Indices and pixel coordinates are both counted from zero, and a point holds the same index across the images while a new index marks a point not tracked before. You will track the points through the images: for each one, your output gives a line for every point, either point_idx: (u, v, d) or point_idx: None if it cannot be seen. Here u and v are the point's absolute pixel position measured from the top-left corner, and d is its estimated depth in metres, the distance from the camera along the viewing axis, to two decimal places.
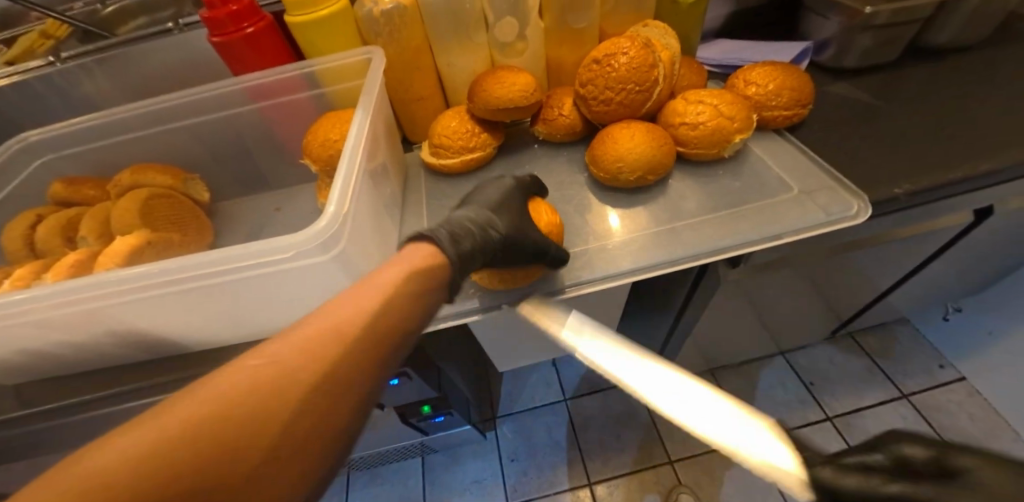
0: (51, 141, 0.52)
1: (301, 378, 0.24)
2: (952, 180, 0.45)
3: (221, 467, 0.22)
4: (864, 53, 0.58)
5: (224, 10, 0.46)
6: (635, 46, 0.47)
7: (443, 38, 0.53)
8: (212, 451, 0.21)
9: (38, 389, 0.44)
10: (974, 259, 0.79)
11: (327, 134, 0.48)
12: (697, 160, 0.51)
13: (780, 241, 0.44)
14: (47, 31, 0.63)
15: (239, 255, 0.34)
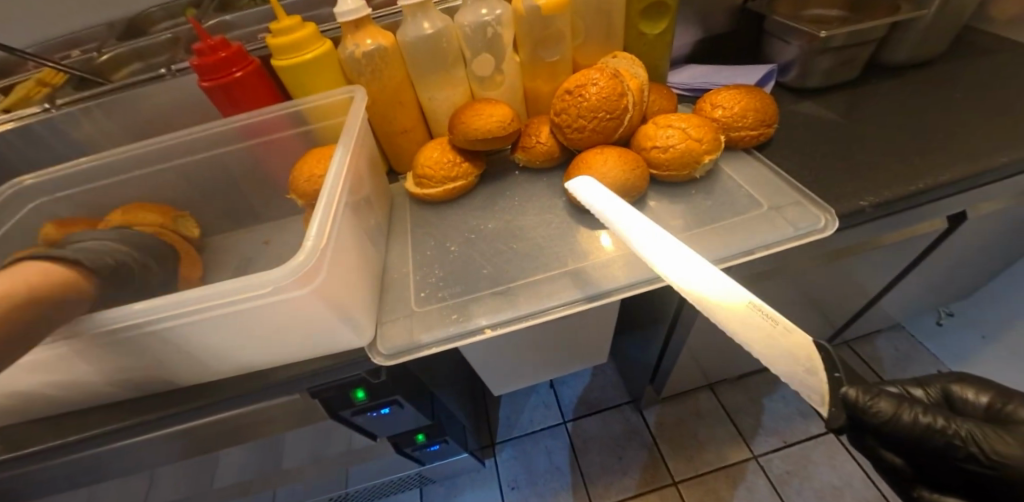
0: (46, 185, 0.53)
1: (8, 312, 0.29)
2: (919, 190, 0.47)
3: None
4: (825, 73, 0.61)
5: (212, 57, 0.49)
6: (605, 77, 0.49)
7: (423, 75, 0.55)
8: None
9: (22, 432, 0.44)
10: (956, 265, 0.81)
11: (312, 171, 0.49)
12: (671, 181, 0.53)
13: (753, 256, 0.45)
14: (43, 79, 0.66)
15: (222, 292, 0.35)
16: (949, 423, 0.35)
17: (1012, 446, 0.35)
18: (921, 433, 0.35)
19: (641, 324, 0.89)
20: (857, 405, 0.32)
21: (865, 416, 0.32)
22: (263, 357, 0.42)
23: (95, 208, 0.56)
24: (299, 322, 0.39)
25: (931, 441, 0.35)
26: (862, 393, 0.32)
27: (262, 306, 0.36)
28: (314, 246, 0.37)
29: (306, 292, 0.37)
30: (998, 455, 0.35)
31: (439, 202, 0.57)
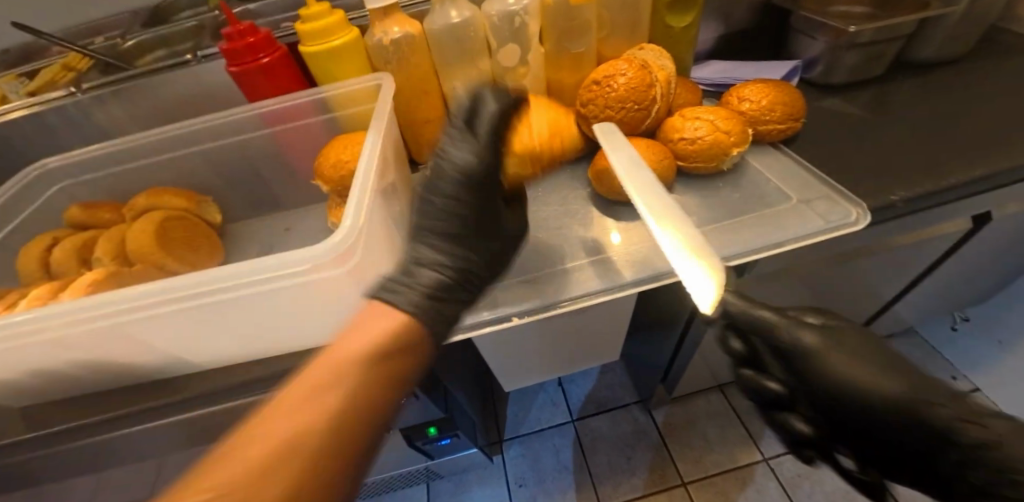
0: (70, 168, 0.54)
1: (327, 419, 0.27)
2: (950, 186, 0.46)
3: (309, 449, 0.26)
4: (851, 69, 0.61)
5: (241, 42, 0.49)
6: (633, 68, 0.49)
7: (449, 64, 0.55)
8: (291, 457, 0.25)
9: (47, 411, 0.44)
10: (976, 267, 0.80)
11: (338, 156, 0.49)
12: (696, 173, 0.52)
13: (782, 248, 0.45)
14: (68, 63, 0.67)
15: (253, 269, 0.35)
16: (793, 329, 0.37)
17: (836, 352, 0.36)
18: (763, 327, 0.37)
19: (654, 322, 0.88)
20: (735, 307, 0.38)
21: (741, 319, 0.38)
22: (289, 340, 0.42)
23: (118, 191, 0.57)
24: (330, 303, 0.39)
25: (773, 335, 0.37)
26: (736, 299, 0.39)
27: (297, 285, 0.36)
28: (349, 225, 0.37)
29: (339, 272, 0.37)
30: (821, 351, 0.36)
31: None
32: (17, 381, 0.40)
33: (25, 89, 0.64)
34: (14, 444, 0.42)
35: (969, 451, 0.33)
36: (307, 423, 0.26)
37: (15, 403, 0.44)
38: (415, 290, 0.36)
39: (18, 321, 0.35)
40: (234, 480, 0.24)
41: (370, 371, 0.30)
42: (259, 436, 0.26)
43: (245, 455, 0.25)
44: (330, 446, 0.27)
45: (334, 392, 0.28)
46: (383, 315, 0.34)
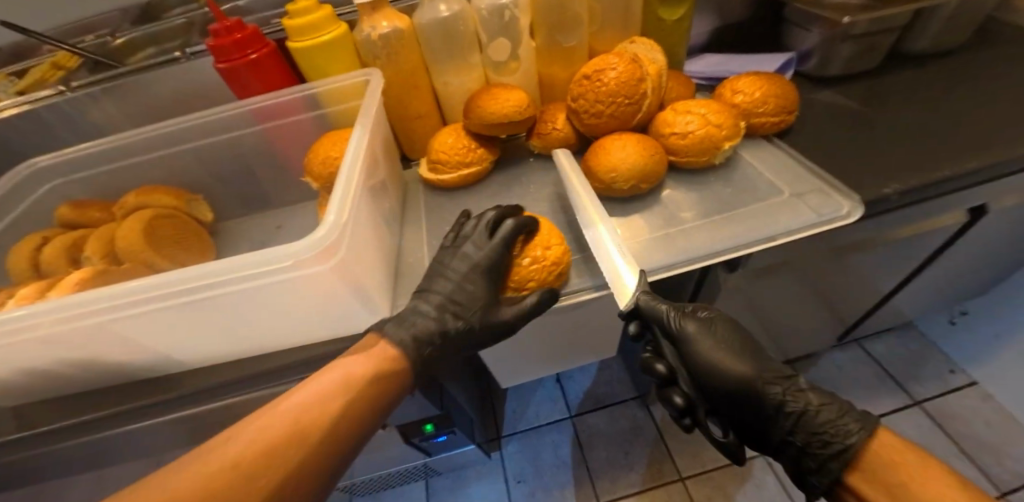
0: (60, 166, 0.54)
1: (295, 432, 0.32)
2: (944, 178, 0.46)
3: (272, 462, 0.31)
4: (845, 61, 0.60)
5: (229, 38, 0.48)
6: (624, 62, 0.49)
7: (439, 59, 0.55)
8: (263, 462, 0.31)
9: (37, 410, 0.44)
10: (973, 260, 0.79)
11: (327, 152, 0.49)
12: (688, 168, 0.52)
13: (775, 242, 0.44)
14: (58, 62, 0.66)
15: (236, 265, 0.35)
16: (681, 321, 0.42)
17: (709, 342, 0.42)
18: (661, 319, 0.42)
19: None
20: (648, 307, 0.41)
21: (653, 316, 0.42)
22: (278, 337, 0.42)
23: (109, 190, 0.57)
24: (315, 300, 0.39)
25: (667, 324, 0.42)
26: (650, 297, 0.41)
27: (281, 281, 0.36)
28: (334, 221, 0.36)
29: (324, 269, 0.36)
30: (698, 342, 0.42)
31: (452, 188, 0.57)
32: (6, 380, 0.40)
33: (14, 87, 0.64)
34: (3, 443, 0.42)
35: (796, 420, 0.40)
36: (313, 418, 0.33)
37: (6, 402, 0.44)
38: (410, 336, 0.41)
39: (4, 319, 0.35)
40: (245, 455, 0.30)
41: (368, 391, 0.36)
42: (275, 418, 0.32)
43: (265, 429, 0.32)
44: (322, 448, 0.33)
45: (340, 399, 0.34)
46: (381, 348, 0.39)
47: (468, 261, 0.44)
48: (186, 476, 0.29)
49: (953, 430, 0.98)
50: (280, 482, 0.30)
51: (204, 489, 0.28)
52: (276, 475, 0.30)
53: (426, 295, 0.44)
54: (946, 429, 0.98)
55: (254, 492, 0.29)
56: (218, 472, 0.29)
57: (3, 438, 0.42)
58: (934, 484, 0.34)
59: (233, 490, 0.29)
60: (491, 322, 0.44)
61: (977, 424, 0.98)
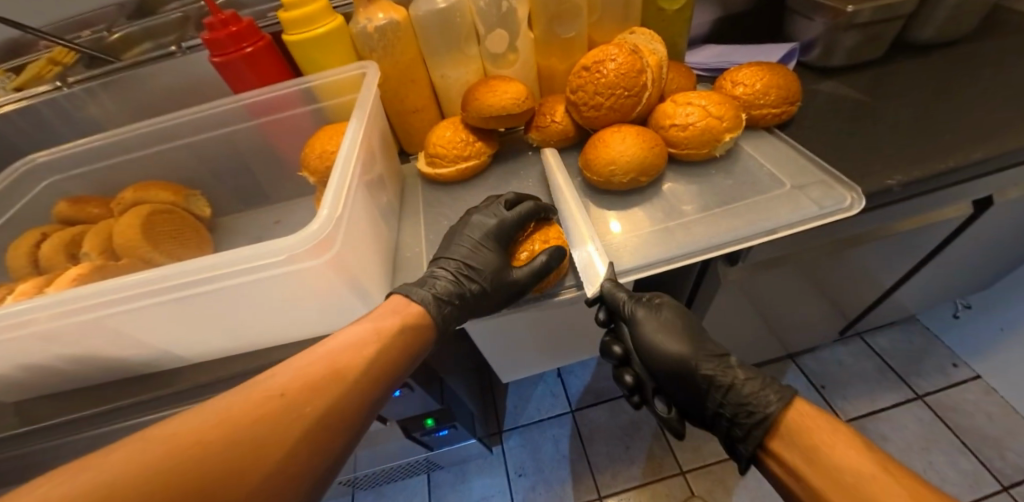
0: (57, 162, 0.54)
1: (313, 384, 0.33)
2: (949, 168, 0.45)
3: (283, 422, 0.31)
4: (849, 51, 0.59)
5: (224, 31, 0.48)
6: (623, 53, 0.48)
7: (436, 51, 0.54)
8: (271, 421, 0.30)
9: (38, 405, 0.44)
10: (978, 253, 0.79)
11: (323, 147, 0.48)
12: (688, 160, 0.51)
13: (775, 236, 0.44)
14: (54, 58, 0.66)
15: (230, 260, 0.35)
16: (636, 306, 0.45)
17: (658, 326, 0.46)
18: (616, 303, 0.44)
19: None
20: (608, 292, 0.43)
21: (611, 299, 0.44)
22: (275, 332, 0.42)
23: (107, 185, 0.57)
24: (312, 294, 0.38)
25: (621, 309, 0.44)
26: (612, 284, 0.43)
27: (276, 276, 0.36)
28: (328, 215, 0.36)
29: (319, 263, 0.36)
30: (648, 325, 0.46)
31: (450, 182, 0.57)
32: (6, 375, 0.40)
33: (11, 84, 0.64)
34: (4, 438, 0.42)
35: (725, 392, 0.43)
36: (350, 360, 0.35)
37: (8, 397, 0.44)
38: (431, 293, 0.41)
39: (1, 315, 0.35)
40: (255, 410, 0.31)
41: (394, 351, 0.37)
42: (316, 358, 0.34)
43: (307, 366, 0.33)
44: (357, 391, 0.34)
45: (375, 346, 0.36)
46: (404, 304, 0.40)
47: (481, 228, 0.45)
48: (232, 405, 0.31)
49: (955, 424, 0.97)
50: (319, 418, 0.32)
51: (251, 417, 0.30)
52: (316, 408, 0.32)
53: (443, 260, 0.45)
54: (948, 422, 0.98)
55: (296, 423, 0.31)
56: (265, 401, 0.31)
57: (5, 433, 0.42)
58: (844, 449, 0.35)
59: (277, 419, 0.31)
60: (506, 284, 0.43)
61: (980, 417, 0.97)
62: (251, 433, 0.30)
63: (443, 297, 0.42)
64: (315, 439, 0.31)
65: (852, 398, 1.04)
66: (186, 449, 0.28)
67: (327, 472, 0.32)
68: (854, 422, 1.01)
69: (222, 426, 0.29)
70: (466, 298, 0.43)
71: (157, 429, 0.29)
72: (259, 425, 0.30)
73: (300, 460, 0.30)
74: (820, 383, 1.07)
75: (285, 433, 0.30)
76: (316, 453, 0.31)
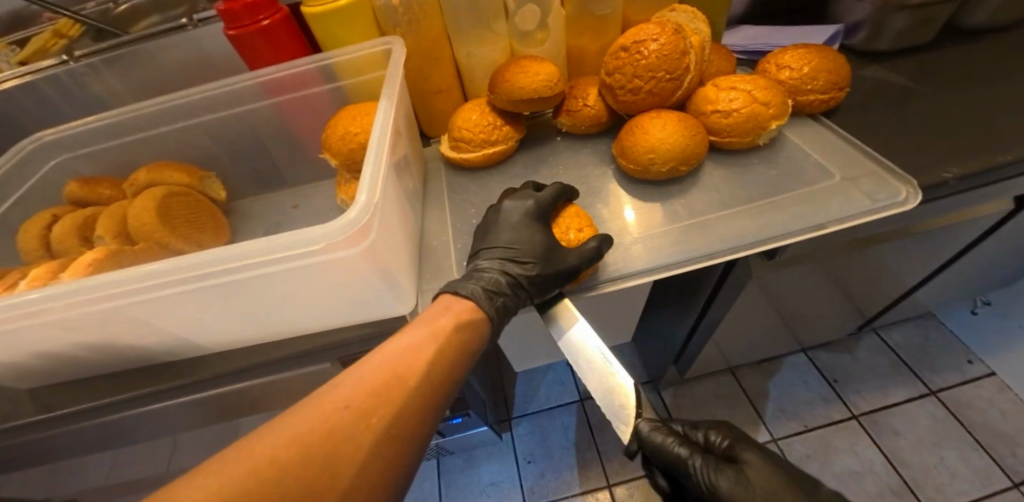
0: (65, 140, 0.51)
1: (375, 397, 0.31)
2: (1007, 162, 0.43)
3: (345, 442, 0.29)
4: (897, 36, 0.56)
5: (240, 2, 0.45)
6: (666, 32, 0.45)
7: (463, 28, 0.51)
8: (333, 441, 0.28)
9: (54, 392, 0.43)
10: (1010, 248, 0.76)
11: (347, 127, 0.46)
12: (731, 149, 0.49)
13: (826, 231, 0.42)
14: (58, 30, 0.62)
15: (259, 250, 0.33)
16: None
17: None
18: None
19: (669, 302, 0.85)
20: None
21: None
22: (300, 323, 0.40)
23: (118, 165, 0.55)
24: (342, 284, 0.37)
25: None
26: None
27: (306, 266, 0.34)
28: (365, 203, 0.34)
29: (354, 253, 0.34)
30: None
31: (475, 168, 0.54)
32: (23, 362, 0.39)
33: (15, 57, 0.61)
34: (22, 424, 0.41)
35: None
36: (408, 364, 0.33)
37: (22, 384, 0.42)
38: (480, 286, 0.39)
39: (18, 303, 0.33)
40: (315, 428, 0.28)
41: (450, 353, 0.34)
42: (374, 366, 0.32)
43: (364, 376, 0.31)
44: (420, 395, 0.32)
45: (431, 348, 0.34)
46: (457, 302, 0.38)
47: (519, 210, 0.44)
48: (294, 422, 0.29)
49: (968, 420, 0.97)
50: (385, 425, 0.30)
51: (320, 434, 0.28)
52: (383, 419, 0.30)
53: (485, 253, 0.43)
54: (961, 419, 0.97)
55: (365, 436, 0.29)
56: (330, 415, 0.29)
57: (22, 420, 0.41)
58: None
59: (346, 434, 0.29)
60: (557, 269, 0.40)
61: (994, 414, 0.96)
62: (321, 449, 0.28)
63: (493, 288, 0.40)
64: (385, 452, 0.30)
65: (865, 392, 1.03)
66: (259, 475, 0.26)
67: (397, 481, 0.31)
68: (866, 416, 1.00)
69: (289, 446, 0.28)
70: (516, 286, 0.41)
71: (225, 456, 0.27)
72: (328, 440, 0.28)
73: (370, 472, 0.29)
74: (833, 376, 1.06)
75: (354, 448, 0.29)
76: (385, 464, 0.30)
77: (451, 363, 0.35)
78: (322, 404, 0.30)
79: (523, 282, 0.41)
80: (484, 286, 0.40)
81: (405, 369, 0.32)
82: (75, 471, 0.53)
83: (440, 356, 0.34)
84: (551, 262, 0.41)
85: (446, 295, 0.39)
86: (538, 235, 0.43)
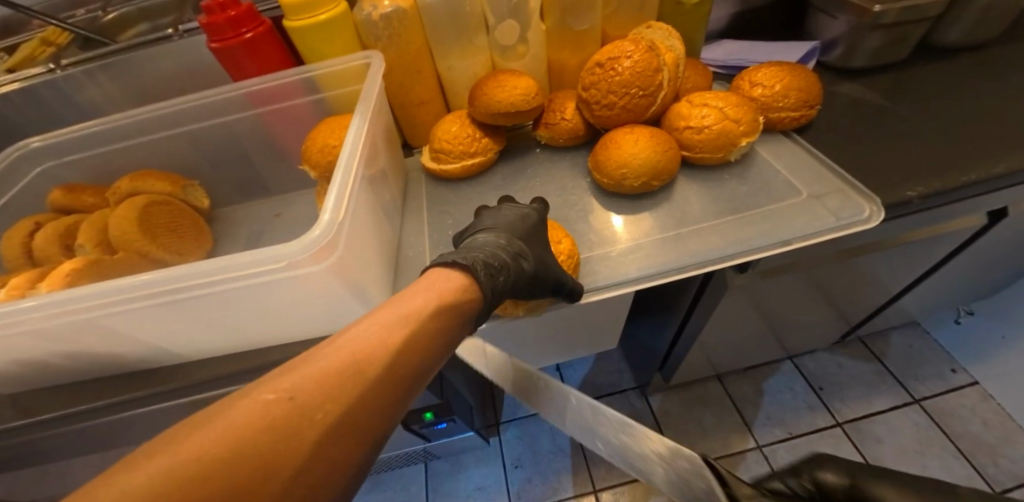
0: (51, 148, 0.52)
1: (332, 384, 0.23)
2: (970, 181, 0.44)
3: (286, 441, 0.21)
4: (871, 53, 0.57)
5: (222, 16, 0.46)
6: (639, 49, 0.46)
7: (443, 42, 0.52)
8: (271, 440, 0.21)
9: (32, 399, 0.43)
10: (989, 260, 0.77)
11: (325, 140, 0.47)
12: (703, 164, 0.50)
13: (790, 247, 0.43)
14: (47, 38, 0.64)
15: (227, 267, 0.33)
16: None
17: None
18: None
19: (654, 310, 0.86)
20: None
21: None
22: (273, 335, 0.41)
23: (103, 172, 0.55)
24: (312, 298, 0.37)
25: None
26: None
27: (274, 282, 0.35)
28: (330, 220, 0.35)
29: (321, 269, 0.35)
30: None
31: (455, 179, 0.55)
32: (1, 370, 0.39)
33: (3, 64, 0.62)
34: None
35: None
36: (374, 349, 0.25)
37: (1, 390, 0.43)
38: (481, 259, 0.35)
39: None
40: (249, 425, 0.21)
41: (426, 336, 0.28)
42: (331, 348, 0.25)
43: (322, 361, 0.24)
44: (393, 383, 0.25)
45: (404, 329, 0.27)
46: (447, 278, 0.32)
47: (516, 215, 0.44)
48: (222, 421, 0.21)
49: (951, 429, 0.97)
50: (342, 420, 0.23)
51: (254, 429, 0.21)
52: (337, 414, 0.23)
53: (483, 239, 0.40)
54: (944, 428, 0.98)
55: (310, 434, 0.22)
56: (270, 406, 0.22)
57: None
58: None
59: (287, 429, 0.21)
60: (551, 276, 0.40)
61: (976, 423, 0.97)
62: (252, 449, 0.21)
63: (494, 267, 0.36)
64: (333, 456, 0.22)
65: (850, 400, 1.04)
66: (163, 482, 0.19)
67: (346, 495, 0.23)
68: (850, 424, 1.01)
69: (213, 452, 0.20)
70: (517, 275, 0.38)
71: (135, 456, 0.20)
72: (264, 438, 0.21)
73: (315, 482, 0.21)
74: (818, 384, 1.07)
75: (296, 448, 0.21)
76: (337, 471, 0.22)
77: (425, 351, 0.28)
78: (264, 390, 0.23)
79: (521, 266, 0.38)
80: (484, 262, 0.35)
81: (369, 351, 0.25)
82: (57, 476, 0.53)
83: (412, 338, 0.27)
84: (545, 265, 0.40)
85: (440, 265, 0.34)
86: (534, 240, 0.42)
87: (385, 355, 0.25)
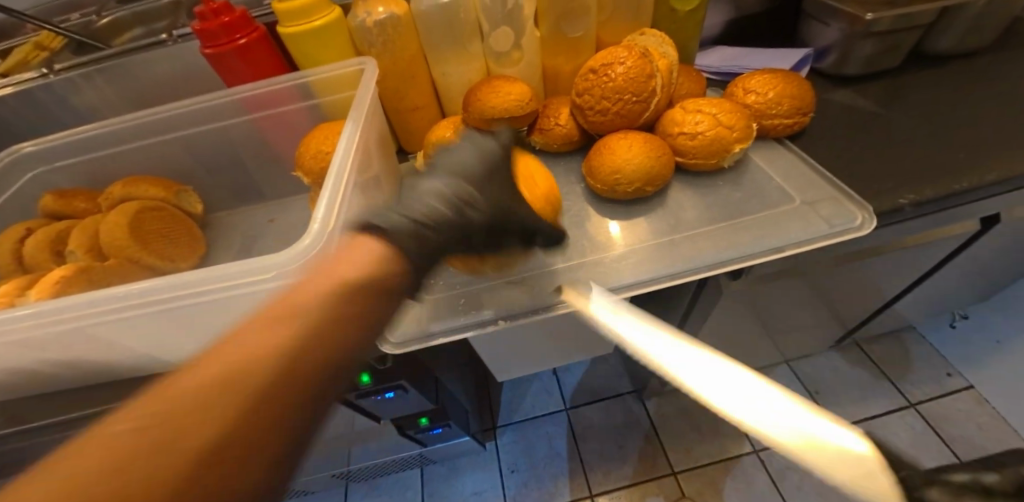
0: (43, 153, 0.52)
1: (242, 365, 0.22)
2: (962, 189, 0.44)
3: (198, 423, 0.20)
4: (864, 60, 0.57)
5: (216, 22, 0.46)
6: (633, 56, 0.46)
7: (438, 48, 0.52)
8: (181, 423, 0.20)
9: (20, 407, 0.43)
10: (983, 264, 0.77)
11: (318, 147, 0.47)
12: (697, 170, 0.50)
13: (782, 254, 0.43)
14: (41, 42, 0.64)
15: (217, 277, 0.33)
16: None
17: None
18: None
19: (650, 314, 0.86)
20: None
21: None
22: None
23: (96, 177, 0.55)
24: None
25: None
26: None
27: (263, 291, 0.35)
28: (320, 230, 0.35)
29: None
30: None
31: None
32: None
33: None
34: None
35: None
36: (290, 324, 0.24)
37: None
38: (409, 217, 0.33)
39: None
40: (157, 413, 0.20)
41: (348, 306, 0.26)
42: (244, 331, 0.24)
43: (235, 346, 0.23)
44: (316, 361, 0.24)
45: (320, 301, 0.25)
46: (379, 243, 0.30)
47: (472, 152, 0.40)
48: (135, 412, 0.20)
49: (947, 433, 0.98)
50: (270, 409, 0.22)
51: (165, 414, 0.20)
52: (252, 389, 0.22)
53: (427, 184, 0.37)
54: (940, 432, 0.98)
55: (225, 412, 0.21)
56: (182, 392, 0.21)
57: None
58: None
59: (198, 410, 0.21)
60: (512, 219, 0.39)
61: (971, 427, 0.97)
62: (163, 434, 0.20)
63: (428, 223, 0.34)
64: (251, 434, 0.21)
65: (845, 404, 1.04)
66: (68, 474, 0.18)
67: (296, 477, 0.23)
68: None
69: (127, 481, 0.18)
70: (459, 228, 0.36)
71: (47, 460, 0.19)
72: (177, 423, 0.20)
73: (232, 462, 0.20)
74: (814, 388, 1.07)
75: (209, 428, 0.20)
76: (258, 450, 0.21)
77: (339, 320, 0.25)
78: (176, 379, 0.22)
79: (466, 219, 0.36)
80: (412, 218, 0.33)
81: (283, 325, 0.24)
82: None
83: (327, 307, 0.25)
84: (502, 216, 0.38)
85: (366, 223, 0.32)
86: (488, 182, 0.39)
87: (287, 329, 0.24)
